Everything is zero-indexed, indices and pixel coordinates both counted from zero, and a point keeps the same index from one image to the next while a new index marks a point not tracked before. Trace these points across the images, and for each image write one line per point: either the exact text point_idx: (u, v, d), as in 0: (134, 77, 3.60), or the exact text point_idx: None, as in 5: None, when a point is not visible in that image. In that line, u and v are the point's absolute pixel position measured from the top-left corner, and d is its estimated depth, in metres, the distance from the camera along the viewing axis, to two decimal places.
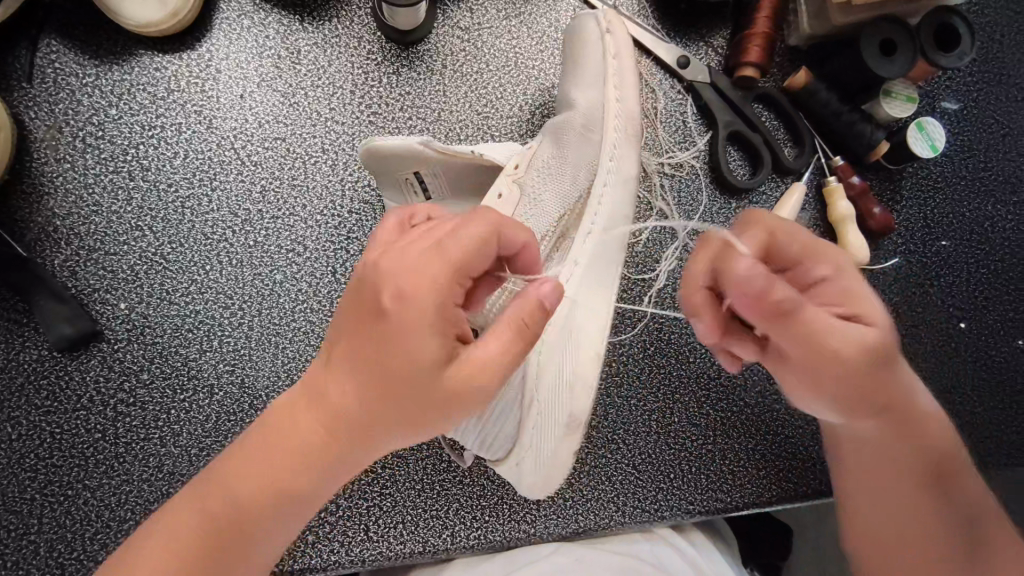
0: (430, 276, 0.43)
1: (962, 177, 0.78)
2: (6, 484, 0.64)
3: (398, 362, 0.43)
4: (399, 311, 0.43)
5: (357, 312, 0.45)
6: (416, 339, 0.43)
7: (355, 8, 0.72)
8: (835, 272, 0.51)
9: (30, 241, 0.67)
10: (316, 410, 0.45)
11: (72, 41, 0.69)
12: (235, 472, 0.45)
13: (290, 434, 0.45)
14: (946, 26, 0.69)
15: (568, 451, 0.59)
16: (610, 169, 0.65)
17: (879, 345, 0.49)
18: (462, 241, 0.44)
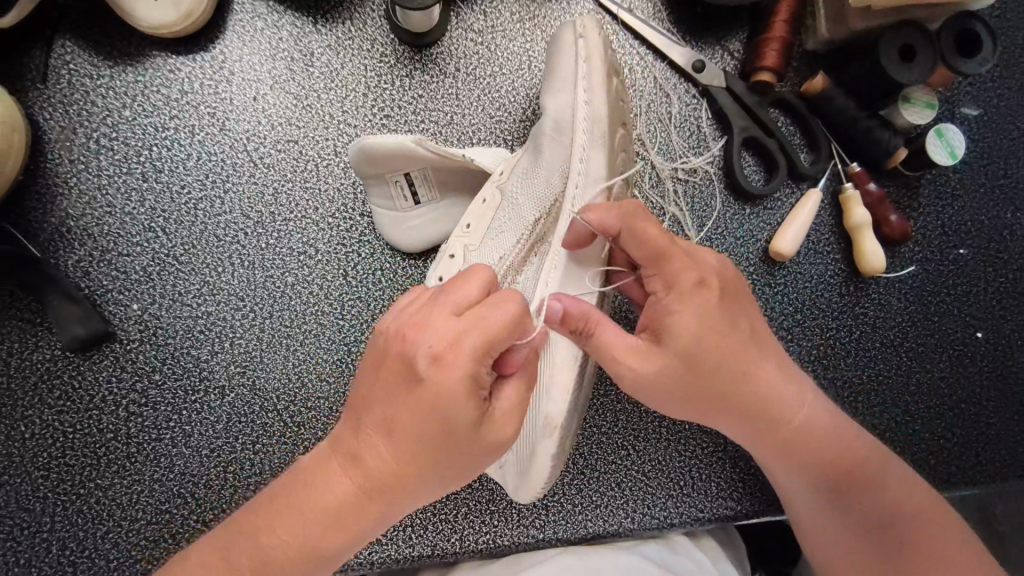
0: (467, 339, 0.43)
1: (981, 184, 0.77)
2: (20, 483, 0.65)
3: (428, 425, 0.44)
4: (433, 389, 0.43)
5: (382, 378, 0.46)
6: (450, 402, 0.43)
7: (369, 10, 0.72)
8: (663, 289, 0.53)
9: (44, 242, 0.67)
10: (347, 471, 0.46)
11: (87, 43, 0.69)
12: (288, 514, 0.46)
13: (313, 500, 0.46)
14: (968, 32, 0.68)
15: (549, 455, 0.57)
16: (579, 170, 0.60)
17: (687, 358, 0.52)
18: (500, 310, 0.44)
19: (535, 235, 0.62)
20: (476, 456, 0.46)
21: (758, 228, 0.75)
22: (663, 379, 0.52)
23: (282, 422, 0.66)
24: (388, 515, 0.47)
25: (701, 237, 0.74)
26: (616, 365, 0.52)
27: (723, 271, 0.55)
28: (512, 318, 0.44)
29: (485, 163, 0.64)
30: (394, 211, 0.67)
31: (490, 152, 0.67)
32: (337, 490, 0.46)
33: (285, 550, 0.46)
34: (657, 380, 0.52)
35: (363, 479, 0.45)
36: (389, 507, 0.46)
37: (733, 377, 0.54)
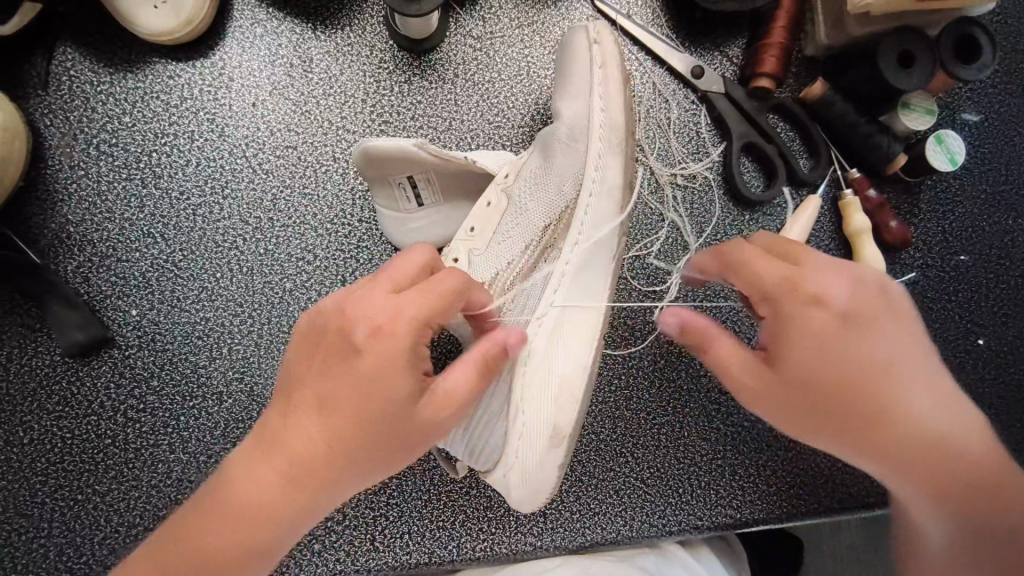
0: (405, 313, 0.46)
1: (982, 191, 0.76)
2: (18, 489, 0.65)
3: (364, 398, 0.46)
4: (366, 360, 0.46)
5: (319, 359, 0.47)
6: (387, 371, 0.46)
7: (368, 16, 0.72)
8: (773, 313, 0.52)
9: (43, 247, 0.68)
10: (284, 449, 0.47)
11: (87, 49, 0.69)
12: (228, 491, 0.47)
13: (243, 489, 0.46)
14: (968, 37, 0.68)
15: (556, 464, 0.57)
16: (595, 177, 0.60)
17: (794, 378, 0.50)
18: (436, 284, 0.48)
19: (544, 242, 0.62)
20: (417, 434, 0.47)
21: (757, 235, 0.75)
22: (772, 398, 0.51)
23: None
24: (320, 504, 0.48)
25: (700, 243, 0.74)
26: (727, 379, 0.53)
27: (856, 290, 0.52)
28: (447, 290, 0.48)
29: (487, 165, 0.63)
30: (398, 213, 0.66)
31: (492, 156, 0.66)
32: (267, 477, 0.46)
33: (213, 543, 0.46)
34: (765, 398, 0.52)
35: (294, 463, 0.46)
36: (323, 490, 0.47)
37: (863, 410, 0.50)
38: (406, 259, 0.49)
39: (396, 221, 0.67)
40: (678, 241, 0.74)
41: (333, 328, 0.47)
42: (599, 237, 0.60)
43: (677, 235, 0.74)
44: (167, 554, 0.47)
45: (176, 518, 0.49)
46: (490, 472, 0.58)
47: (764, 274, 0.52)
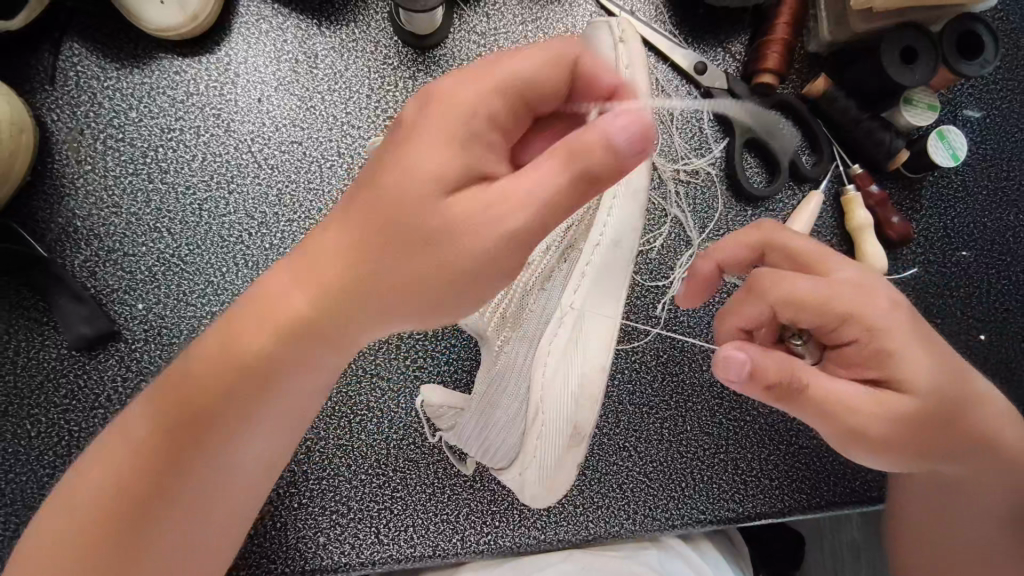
0: (488, 75, 0.45)
1: (984, 186, 0.77)
2: (24, 481, 0.65)
3: (399, 182, 0.44)
4: (423, 118, 0.45)
5: (371, 164, 0.47)
6: (418, 168, 0.44)
7: (373, 12, 0.73)
8: (867, 334, 0.52)
9: (50, 242, 0.68)
10: (305, 261, 0.47)
11: (94, 45, 0.70)
12: (237, 316, 0.48)
13: (262, 301, 0.47)
14: (970, 33, 0.68)
15: (573, 461, 0.58)
16: (619, 180, 0.62)
17: (919, 407, 0.51)
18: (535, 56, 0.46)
19: (566, 242, 0.63)
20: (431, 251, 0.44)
21: None
22: (899, 438, 0.51)
23: None
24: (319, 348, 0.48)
25: (703, 238, 0.74)
26: (858, 429, 0.50)
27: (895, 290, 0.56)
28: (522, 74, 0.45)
29: None
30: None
31: None
32: (267, 313, 0.47)
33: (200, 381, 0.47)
34: (893, 438, 0.51)
35: (288, 310, 0.47)
36: (331, 309, 0.46)
37: (960, 411, 0.54)
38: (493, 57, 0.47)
39: None
40: (681, 236, 0.74)
41: (395, 126, 0.47)
42: (620, 238, 0.61)
43: (680, 230, 0.74)
44: (170, 392, 0.47)
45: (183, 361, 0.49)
46: (504, 470, 0.60)
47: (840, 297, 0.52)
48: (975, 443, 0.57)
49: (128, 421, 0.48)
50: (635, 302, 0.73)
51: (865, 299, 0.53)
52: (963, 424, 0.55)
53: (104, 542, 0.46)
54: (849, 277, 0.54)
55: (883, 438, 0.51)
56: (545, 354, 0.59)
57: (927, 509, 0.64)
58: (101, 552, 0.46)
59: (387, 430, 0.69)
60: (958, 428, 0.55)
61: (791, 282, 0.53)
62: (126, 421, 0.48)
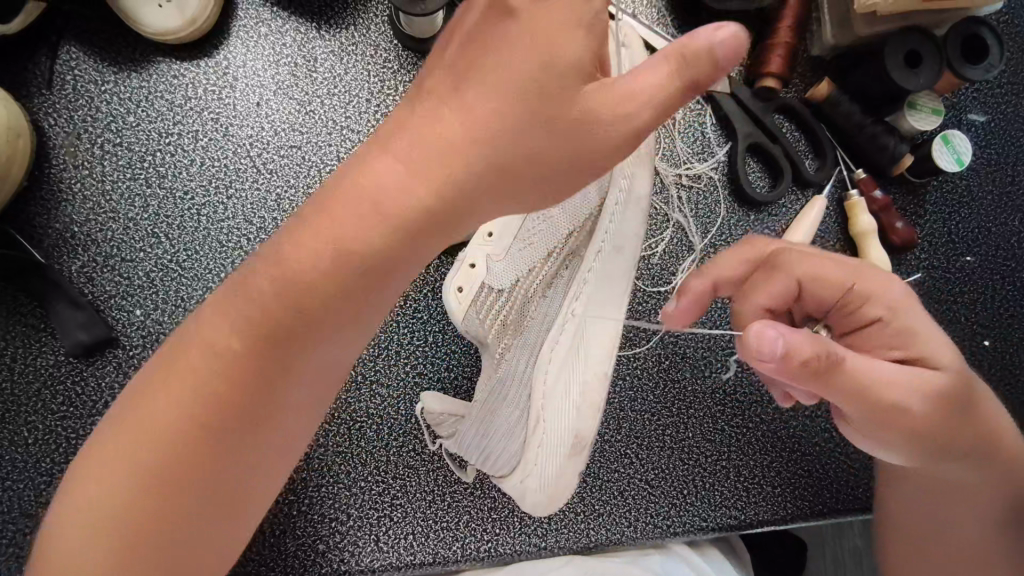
0: None
1: (989, 191, 0.76)
2: (21, 489, 0.64)
3: (503, 90, 0.42)
4: (518, 22, 0.43)
5: (433, 76, 0.45)
6: (505, 80, 0.42)
7: (373, 16, 0.72)
8: (887, 313, 0.54)
9: (47, 248, 0.67)
10: (386, 182, 0.42)
11: (92, 49, 0.69)
12: (303, 254, 0.42)
13: (331, 232, 0.42)
14: (975, 37, 0.68)
15: (575, 470, 0.57)
16: (621, 188, 0.60)
17: (942, 390, 0.51)
18: None
19: (567, 249, 0.63)
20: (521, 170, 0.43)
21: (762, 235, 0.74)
22: (923, 420, 0.50)
23: None
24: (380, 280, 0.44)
25: (706, 243, 0.74)
26: (888, 406, 0.48)
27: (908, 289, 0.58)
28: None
29: None
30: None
31: None
32: (361, 228, 0.42)
33: (257, 323, 0.43)
34: (917, 419, 0.50)
35: (387, 224, 0.42)
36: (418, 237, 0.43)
37: (973, 414, 0.54)
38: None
39: None
40: (683, 241, 0.74)
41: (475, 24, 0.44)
42: (621, 246, 0.60)
43: (682, 236, 0.74)
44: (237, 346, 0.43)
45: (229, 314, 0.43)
46: (507, 475, 0.59)
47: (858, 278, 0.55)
48: (987, 452, 0.56)
49: (201, 362, 0.43)
50: (636, 308, 0.72)
51: (888, 285, 0.55)
52: (976, 428, 0.54)
53: (156, 529, 0.42)
54: (872, 267, 0.56)
55: (911, 416, 0.49)
56: (547, 362, 0.58)
57: (925, 519, 0.61)
58: (152, 539, 0.42)
59: (387, 437, 0.69)
60: (970, 435, 0.54)
61: (821, 263, 0.55)
62: (184, 366, 0.43)
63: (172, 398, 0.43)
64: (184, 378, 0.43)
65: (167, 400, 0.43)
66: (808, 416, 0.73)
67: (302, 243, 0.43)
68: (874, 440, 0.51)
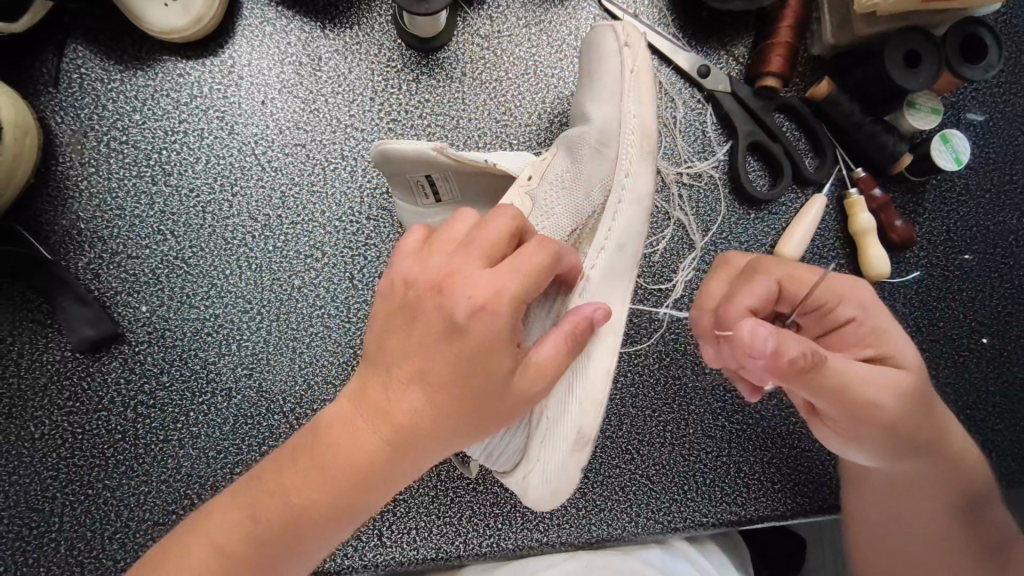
0: (506, 288, 0.43)
1: (987, 190, 0.77)
2: (28, 483, 0.65)
3: (476, 376, 0.44)
4: (458, 328, 0.43)
5: (397, 360, 0.45)
6: (488, 336, 0.43)
7: (377, 15, 0.73)
8: (856, 310, 0.55)
9: (54, 244, 0.68)
10: (409, 384, 0.44)
11: (98, 47, 0.70)
12: (349, 432, 0.44)
13: (351, 438, 0.44)
14: (973, 37, 0.69)
15: (577, 468, 0.58)
16: (626, 184, 0.61)
17: (910, 389, 0.52)
18: (531, 258, 0.44)
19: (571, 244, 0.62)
20: (513, 407, 0.45)
21: (763, 233, 0.75)
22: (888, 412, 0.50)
23: (289, 423, 0.67)
24: (416, 467, 0.45)
25: (706, 241, 0.74)
26: (855, 398, 0.49)
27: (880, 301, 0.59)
28: (534, 269, 0.44)
29: (508, 167, 0.62)
30: (416, 207, 0.66)
31: (511, 156, 0.64)
32: (395, 412, 0.44)
33: (305, 494, 0.44)
34: (888, 413, 0.50)
35: (406, 426, 0.44)
36: (428, 446, 0.45)
37: (930, 414, 0.54)
38: (495, 232, 0.45)
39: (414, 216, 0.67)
40: (684, 239, 0.74)
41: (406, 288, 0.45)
42: (626, 244, 0.60)
43: (683, 234, 0.74)
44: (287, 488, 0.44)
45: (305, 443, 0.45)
46: (510, 473, 0.60)
47: (828, 280, 0.56)
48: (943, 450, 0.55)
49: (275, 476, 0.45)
50: (638, 306, 0.73)
51: (860, 290, 0.56)
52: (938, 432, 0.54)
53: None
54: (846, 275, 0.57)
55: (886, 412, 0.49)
56: None
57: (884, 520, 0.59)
58: None
59: None
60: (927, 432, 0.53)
61: (794, 267, 0.56)
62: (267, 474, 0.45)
63: (210, 543, 0.44)
64: (227, 528, 0.44)
65: (209, 535, 0.44)
66: None
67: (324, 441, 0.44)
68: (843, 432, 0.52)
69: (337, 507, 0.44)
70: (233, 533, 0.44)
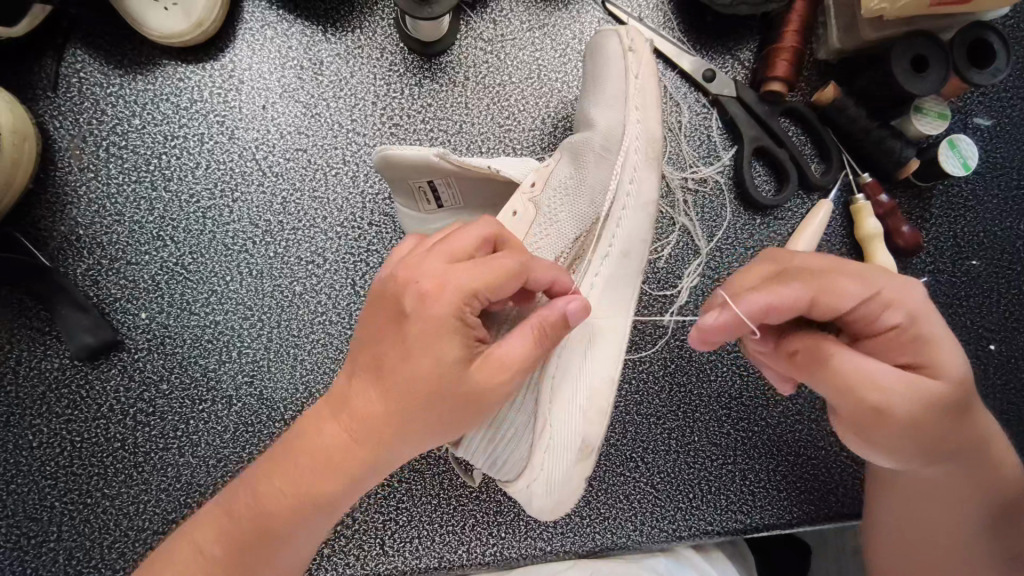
0: (454, 277, 0.44)
1: (994, 195, 0.76)
2: (26, 492, 0.65)
3: (426, 364, 0.44)
4: (407, 316, 0.44)
5: (360, 355, 0.46)
6: (433, 324, 0.44)
7: (379, 19, 0.72)
8: (905, 318, 0.47)
9: (53, 250, 0.67)
10: (367, 376, 0.45)
11: (98, 51, 0.69)
12: (314, 424, 0.46)
13: (316, 428, 0.46)
14: (981, 42, 0.68)
15: (582, 477, 0.58)
16: (630, 191, 0.61)
17: (948, 400, 0.46)
18: (488, 257, 0.45)
19: (575, 252, 0.61)
20: (471, 399, 0.45)
21: (768, 239, 0.74)
22: (923, 424, 0.46)
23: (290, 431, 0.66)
24: (380, 462, 0.45)
25: (711, 247, 0.74)
26: (881, 410, 0.45)
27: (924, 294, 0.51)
28: (487, 263, 0.45)
29: (512, 174, 0.60)
30: (417, 212, 0.65)
31: (517, 162, 0.63)
32: (354, 405, 0.45)
33: (272, 485, 0.45)
34: (920, 425, 0.46)
35: (364, 417, 0.45)
36: (385, 437, 0.45)
37: (964, 420, 0.49)
38: (461, 233, 0.47)
39: (417, 220, 0.66)
40: (689, 245, 0.74)
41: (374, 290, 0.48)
42: (630, 250, 0.60)
43: (688, 239, 0.74)
44: (260, 481, 0.46)
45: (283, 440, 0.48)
46: (513, 482, 0.58)
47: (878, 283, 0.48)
48: (975, 450, 0.52)
49: (254, 472, 0.47)
50: (643, 312, 0.73)
51: (910, 292, 0.48)
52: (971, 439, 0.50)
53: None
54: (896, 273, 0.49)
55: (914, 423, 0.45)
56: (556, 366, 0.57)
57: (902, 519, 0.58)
58: None
59: None
60: (960, 438, 0.49)
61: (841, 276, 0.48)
62: (248, 473, 0.48)
63: (194, 534, 0.47)
64: (213, 520, 0.46)
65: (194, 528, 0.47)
66: (815, 419, 0.73)
67: (296, 433, 0.47)
68: (876, 448, 0.47)
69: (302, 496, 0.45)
70: (211, 525, 0.46)
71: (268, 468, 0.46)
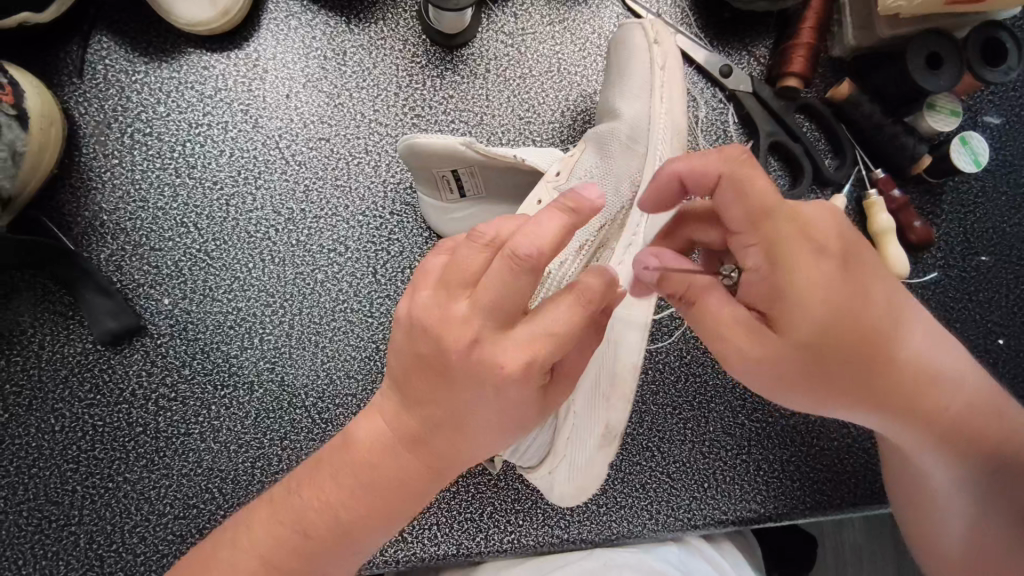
0: (543, 354, 0.43)
1: (1003, 192, 0.77)
2: (47, 476, 0.65)
3: (505, 415, 0.45)
4: (489, 384, 0.43)
5: (422, 399, 0.45)
6: (520, 393, 0.43)
7: (402, 11, 0.73)
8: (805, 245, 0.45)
9: (77, 235, 0.68)
10: (439, 422, 0.45)
11: (123, 39, 0.70)
12: (380, 453, 0.46)
13: (385, 458, 0.46)
14: (994, 41, 0.69)
15: (605, 462, 0.57)
16: None
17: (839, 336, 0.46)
18: (567, 319, 0.43)
19: (598, 239, 0.61)
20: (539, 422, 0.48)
21: None
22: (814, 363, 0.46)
23: (310, 418, 0.66)
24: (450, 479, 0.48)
25: None
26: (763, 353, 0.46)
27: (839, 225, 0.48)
28: (570, 333, 0.43)
29: (536, 164, 0.61)
30: (439, 202, 0.66)
31: (540, 153, 0.63)
32: (425, 440, 0.46)
33: (344, 510, 0.46)
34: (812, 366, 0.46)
35: (439, 454, 0.46)
36: (461, 464, 0.47)
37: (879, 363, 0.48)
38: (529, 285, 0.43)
39: (439, 212, 0.67)
40: None
41: (428, 337, 0.44)
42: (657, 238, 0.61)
43: None
44: (333, 502, 0.47)
45: (344, 456, 0.48)
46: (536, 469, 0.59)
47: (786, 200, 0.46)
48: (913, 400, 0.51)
49: (320, 491, 0.47)
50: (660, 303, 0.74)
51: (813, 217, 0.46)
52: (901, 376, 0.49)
53: None
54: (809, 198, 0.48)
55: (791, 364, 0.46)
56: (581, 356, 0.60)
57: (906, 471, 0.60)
58: None
59: None
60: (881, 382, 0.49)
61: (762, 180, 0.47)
62: (312, 487, 0.48)
63: (258, 550, 0.47)
64: (280, 536, 0.47)
65: (250, 547, 0.47)
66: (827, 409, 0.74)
67: (362, 460, 0.47)
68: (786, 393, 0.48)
69: (382, 521, 0.47)
70: (275, 543, 0.47)
71: (338, 493, 0.47)
